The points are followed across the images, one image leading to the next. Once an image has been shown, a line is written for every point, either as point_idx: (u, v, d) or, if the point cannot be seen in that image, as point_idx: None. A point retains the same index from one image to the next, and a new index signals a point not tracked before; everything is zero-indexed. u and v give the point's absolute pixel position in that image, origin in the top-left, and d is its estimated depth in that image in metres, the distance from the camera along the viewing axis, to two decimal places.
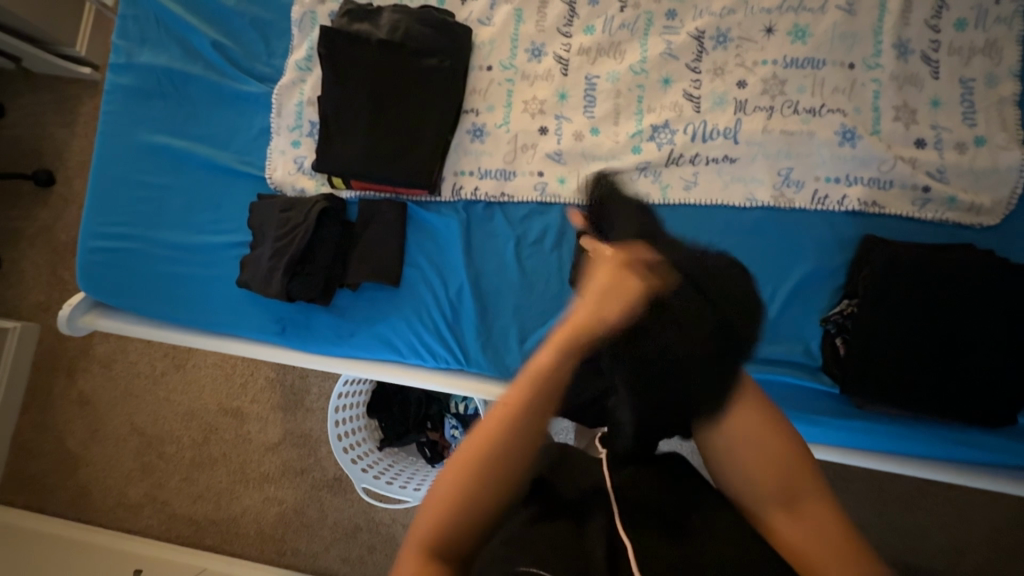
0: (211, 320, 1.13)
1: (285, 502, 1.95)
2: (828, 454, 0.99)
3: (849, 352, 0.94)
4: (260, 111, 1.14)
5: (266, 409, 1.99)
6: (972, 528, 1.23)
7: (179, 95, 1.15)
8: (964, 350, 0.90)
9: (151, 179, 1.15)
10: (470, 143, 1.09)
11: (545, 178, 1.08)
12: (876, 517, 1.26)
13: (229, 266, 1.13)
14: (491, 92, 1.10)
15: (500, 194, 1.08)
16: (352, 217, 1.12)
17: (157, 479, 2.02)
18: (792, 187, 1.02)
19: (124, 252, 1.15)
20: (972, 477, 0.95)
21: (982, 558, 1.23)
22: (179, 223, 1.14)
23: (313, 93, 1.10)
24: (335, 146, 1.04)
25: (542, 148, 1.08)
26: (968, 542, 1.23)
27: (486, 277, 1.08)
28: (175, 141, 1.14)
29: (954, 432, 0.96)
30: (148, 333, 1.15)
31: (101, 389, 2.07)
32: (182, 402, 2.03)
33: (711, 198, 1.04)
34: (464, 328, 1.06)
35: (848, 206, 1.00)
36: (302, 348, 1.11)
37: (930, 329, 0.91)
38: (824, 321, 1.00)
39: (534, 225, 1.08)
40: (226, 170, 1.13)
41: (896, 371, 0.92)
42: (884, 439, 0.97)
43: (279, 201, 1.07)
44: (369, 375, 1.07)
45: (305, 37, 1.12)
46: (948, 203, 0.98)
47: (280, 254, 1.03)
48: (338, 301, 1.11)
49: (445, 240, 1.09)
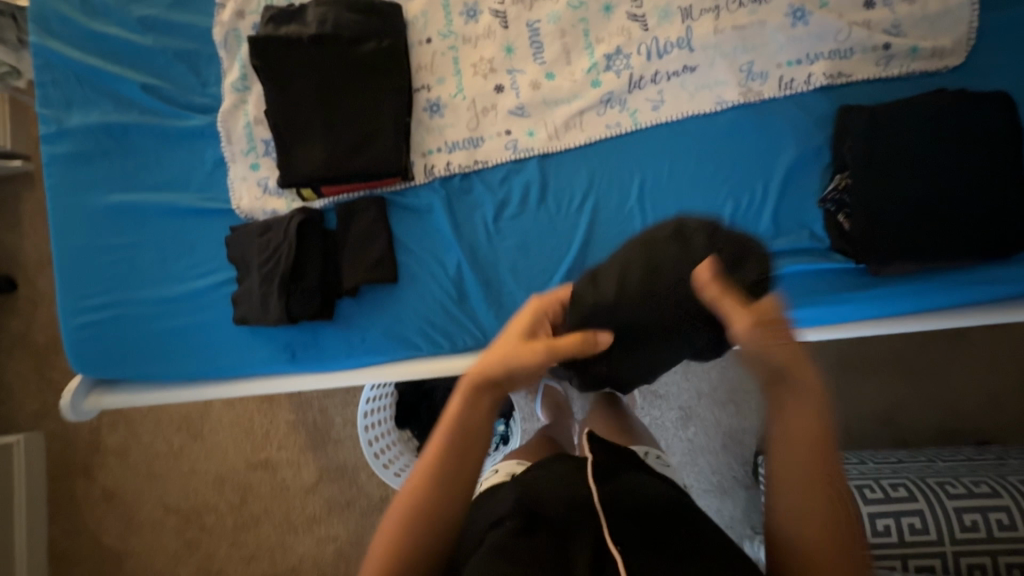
0: (219, 366, 1.10)
1: (340, 537, 1.92)
2: (876, 327, 0.98)
3: (858, 222, 0.95)
4: (209, 143, 1.09)
5: (295, 452, 1.94)
6: (991, 375, 1.66)
7: (123, 149, 1.10)
8: (960, 189, 0.91)
9: (116, 241, 1.09)
10: (431, 119, 1.07)
11: (513, 135, 1.06)
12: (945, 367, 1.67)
13: (222, 307, 1.09)
14: (437, 64, 1.07)
15: (473, 163, 1.06)
16: (331, 224, 1.08)
17: (206, 552, 1.96)
18: (758, 80, 1.02)
19: (110, 322, 1.09)
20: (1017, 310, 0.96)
21: (1002, 390, 1.66)
22: (157, 277, 1.09)
23: (258, 112, 1.06)
24: (295, 157, 1.00)
25: (502, 106, 1.06)
26: (989, 384, 1.66)
27: (481, 249, 1.06)
28: (132, 197, 1.09)
29: (973, 273, 0.97)
30: (157, 397, 1.12)
31: (124, 480, 1.99)
32: (210, 469, 1.96)
33: (681, 111, 1.03)
34: (472, 301, 1.06)
35: (815, 83, 1.00)
36: (316, 369, 1.09)
37: (926, 183, 0.92)
38: (823, 201, 1.00)
39: (514, 184, 1.06)
40: (192, 211, 1.09)
41: (908, 226, 0.93)
42: (912, 299, 0.98)
43: (255, 228, 1.04)
44: (394, 378, 1.07)
45: (233, 55, 1.08)
46: (910, 54, 0.98)
47: (270, 278, 1.00)
48: (341, 313, 1.07)
49: (431, 222, 1.07)
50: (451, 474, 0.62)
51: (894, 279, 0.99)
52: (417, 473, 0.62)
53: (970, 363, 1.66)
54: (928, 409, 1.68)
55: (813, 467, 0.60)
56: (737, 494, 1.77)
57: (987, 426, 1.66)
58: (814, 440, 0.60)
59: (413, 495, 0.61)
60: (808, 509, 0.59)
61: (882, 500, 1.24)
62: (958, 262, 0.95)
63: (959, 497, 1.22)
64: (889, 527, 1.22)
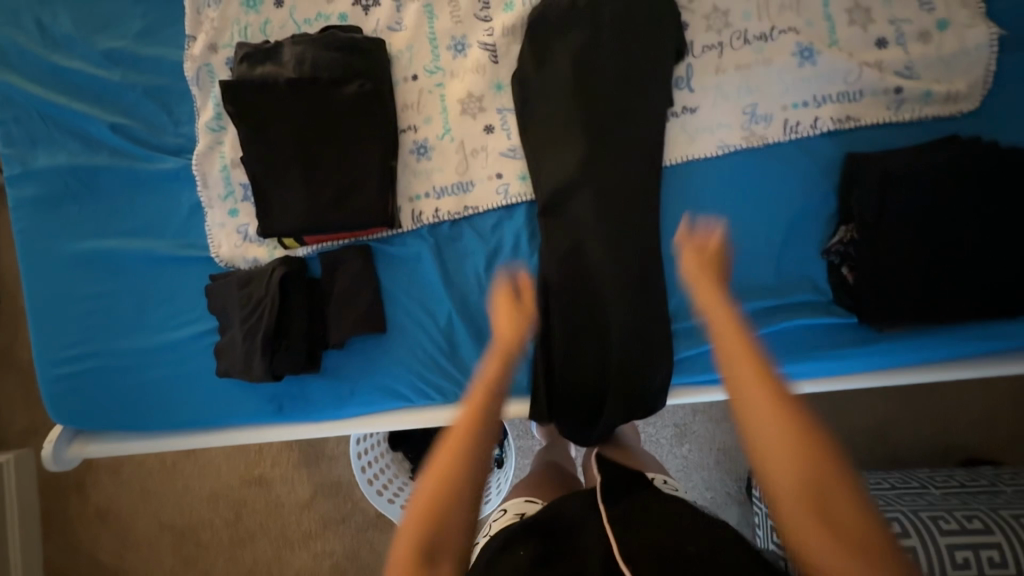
0: (204, 417, 1.06)
1: (336, 552, 1.83)
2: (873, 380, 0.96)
3: (860, 279, 0.92)
4: (185, 186, 1.04)
5: (289, 468, 1.85)
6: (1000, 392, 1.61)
7: (95, 193, 1.04)
8: (964, 247, 0.89)
9: (91, 289, 1.05)
10: (417, 162, 1.01)
11: (504, 179, 1.00)
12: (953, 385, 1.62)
13: (206, 358, 1.05)
14: (423, 103, 1.01)
15: (463, 209, 1.01)
16: (316, 272, 1.04)
17: (201, 569, 1.86)
18: (762, 122, 0.97)
19: (88, 374, 1.05)
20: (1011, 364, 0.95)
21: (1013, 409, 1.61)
22: (136, 327, 1.05)
23: (235, 154, 1.01)
24: (275, 208, 0.95)
25: (492, 148, 1.01)
26: (1000, 403, 1.61)
27: (473, 299, 1.02)
28: (107, 244, 1.04)
29: (979, 328, 0.95)
30: (142, 447, 1.09)
31: (115, 497, 1.88)
32: (204, 485, 1.86)
33: (682, 155, 0.98)
34: (464, 353, 1.03)
35: (822, 127, 0.96)
36: (305, 420, 1.06)
37: (929, 242, 0.90)
38: (826, 253, 0.97)
39: (506, 232, 1.02)
40: (171, 259, 1.04)
41: (909, 286, 0.90)
42: (914, 353, 0.96)
43: (235, 279, 0.99)
44: (386, 428, 1.04)
45: (207, 92, 1.01)
46: (924, 98, 0.94)
47: (253, 335, 0.96)
48: (328, 364, 1.04)
49: (419, 271, 1.03)
50: (467, 476, 0.60)
51: (899, 334, 0.96)
52: (434, 467, 0.61)
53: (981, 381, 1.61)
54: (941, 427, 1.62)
55: (804, 508, 0.52)
56: (731, 510, 1.67)
57: (999, 444, 1.61)
58: (795, 462, 0.53)
59: (416, 528, 0.58)
60: (810, 532, 0.51)
61: None
62: (964, 319, 0.93)
63: (951, 533, 1.21)
64: None
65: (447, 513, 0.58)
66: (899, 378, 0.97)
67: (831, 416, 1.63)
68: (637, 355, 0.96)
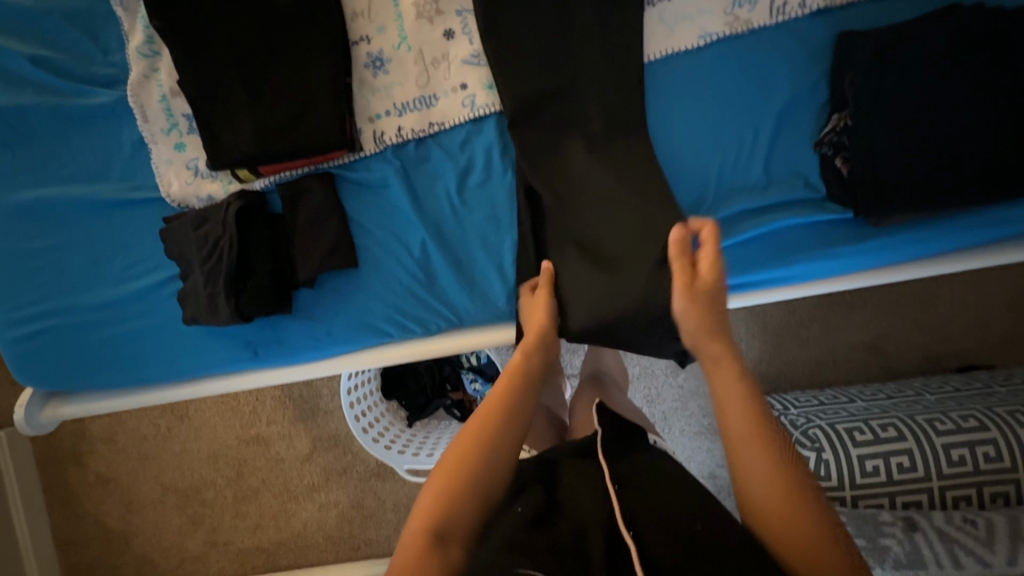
0: (178, 368, 1.02)
1: (341, 502, 1.82)
2: (864, 280, 0.93)
3: (856, 170, 0.86)
4: (124, 123, 0.96)
5: (286, 425, 1.80)
6: (997, 295, 1.59)
7: (28, 135, 0.95)
8: (965, 126, 0.83)
9: (38, 243, 0.98)
10: (374, 78, 0.93)
11: (470, 89, 0.92)
12: (950, 290, 1.59)
13: (171, 307, 1.00)
14: (374, 9, 0.91)
15: (428, 126, 0.93)
16: (277, 207, 0.97)
17: (210, 526, 1.83)
18: (747, 6, 0.88)
19: (49, 333, 1.00)
20: (1007, 253, 0.91)
21: (1008, 308, 1.59)
22: (93, 280, 0.99)
23: (173, 81, 0.92)
24: (222, 135, 0.88)
25: (455, 55, 0.92)
26: (995, 304, 1.59)
27: (447, 224, 0.96)
28: (48, 192, 0.96)
29: (980, 215, 0.90)
30: (116, 405, 1.04)
31: (117, 464, 1.80)
32: (201, 447, 1.80)
33: (661, 49, 0.90)
34: (442, 282, 0.97)
35: (812, 6, 0.88)
36: (282, 364, 1.02)
37: (928, 123, 0.84)
38: (819, 145, 0.91)
39: (476, 149, 0.94)
40: (119, 203, 0.97)
41: (908, 174, 0.85)
42: (917, 246, 0.91)
43: (189, 220, 0.92)
44: (367, 365, 1.00)
45: (133, 14, 0.91)
46: None
47: (215, 277, 0.90)
48: (300, 304, 0.99)
49: (387, 197, 0.96)
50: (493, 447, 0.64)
51: (900, 228, 0.91)
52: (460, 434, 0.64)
53: (977, 282, 1.58)
54: (937, 333, 1.60)
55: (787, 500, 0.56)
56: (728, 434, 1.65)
57: (994, 345, 1.60)
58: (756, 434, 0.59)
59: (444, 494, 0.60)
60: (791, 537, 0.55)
61: (872, 442, 1.23)
62: (965, 207, 0.88)
63: (948, 433, 1.21)
64: (878, 467, 1.21)
65: (471, 485, 0.61)
66: (894, 276, 0.93)
67: (825, 332, 1.61)
68: None
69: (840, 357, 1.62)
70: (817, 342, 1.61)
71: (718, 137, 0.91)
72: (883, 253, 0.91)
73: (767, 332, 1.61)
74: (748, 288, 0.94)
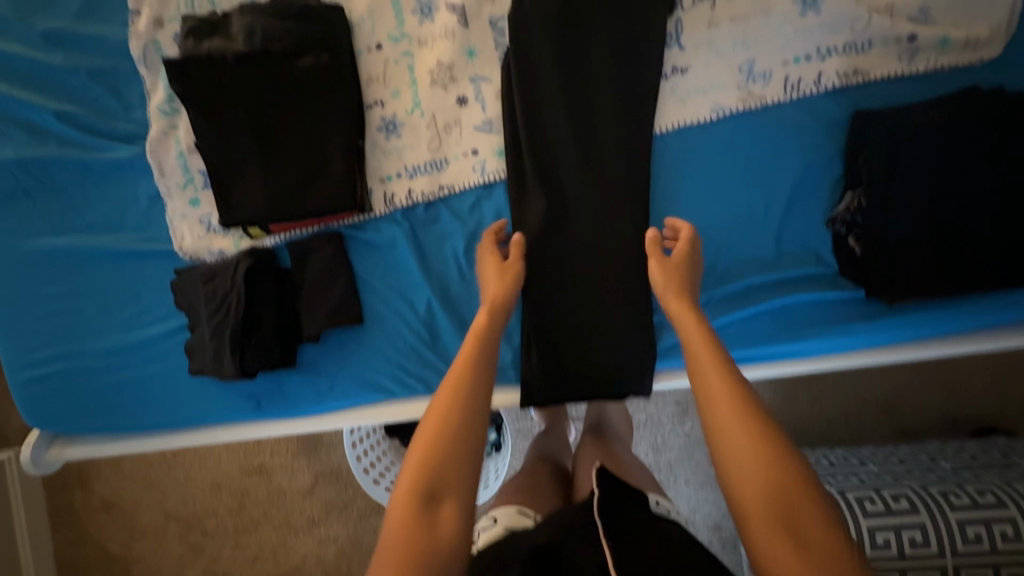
0: (182, 416, 1.02)
1: (341, 537, 1.80)
2: (880, 359, 0.90)
3: (870, 251, 0.85)
4: (142, 176, 0.98)
5: (289, 457, 1.80)
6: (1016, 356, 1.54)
7: (50, 186, 0.98)
8: (985, 210, 0.82)
9: (53, 287, 0.99)
10: (387, 141, 0.94)
11: (481, 155, 0.93)
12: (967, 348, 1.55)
13: (179, 355, 1.01)
14: (390, 75, 0.93)
15: (437, 189, 0.94)
16: (286, 263, 0.98)
17: (210, 555, 1.82)
18: (760, 81, 0.88)
19: (58, 376, 1.01)
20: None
21: None
22: (105, 326, 1.00)
23: (190, 139, 0.94)
24: (234, 196, 0.89)
25: (467, 121, 0.93)
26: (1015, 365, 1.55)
27: (454, 284, 0.96)
28: (66, 240, 0.98)
29: (1000, 296, 0.88)
30: (122, 449, 1.05)
31: (123, 489, 1.81)
32: (205, 476, 1.80)
33: (673, 122, 0.90)
34: (446, 342, 0.97)
35: (826, 84, 0.88)
36: (286, 415, 1.01)
37: (946, 204, 0.82)
38: (832, 222, 0.89)
39: (485, 212, 0.95)
40: (133, 253, 0.99)
41: (924, 257, 0.83)
42: (935, 325, 0.88)
43: (199, 275, 0.93)
44: (368, 421, 1.00)
45: (157, 74, 0.94)
46: (940, 46, 0.86)
47: (221, 333, 0.91)
48: (304, 358, 0.99)
49: (394, 257, 0.97)
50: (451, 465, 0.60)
51: (916, 309, 0.89)
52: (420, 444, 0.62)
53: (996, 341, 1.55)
54: (955, 393, 1.56)
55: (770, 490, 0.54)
56: None
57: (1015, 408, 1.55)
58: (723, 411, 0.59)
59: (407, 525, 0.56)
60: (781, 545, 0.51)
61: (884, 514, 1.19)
62: (987, 288, 0.85)
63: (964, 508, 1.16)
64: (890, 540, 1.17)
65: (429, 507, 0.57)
66: (912, 355, 0.90)
67: (837, 388, 1.57)
68: (630, 341, 0.91)
69: (854, 417, 1.58)
70: (830, 398, 1.58)
71: (729, 208, 0.91)
72: (901, 332, 0.89)
73: (777, 385, 1.58)
74: (757, 362, 0.92)
